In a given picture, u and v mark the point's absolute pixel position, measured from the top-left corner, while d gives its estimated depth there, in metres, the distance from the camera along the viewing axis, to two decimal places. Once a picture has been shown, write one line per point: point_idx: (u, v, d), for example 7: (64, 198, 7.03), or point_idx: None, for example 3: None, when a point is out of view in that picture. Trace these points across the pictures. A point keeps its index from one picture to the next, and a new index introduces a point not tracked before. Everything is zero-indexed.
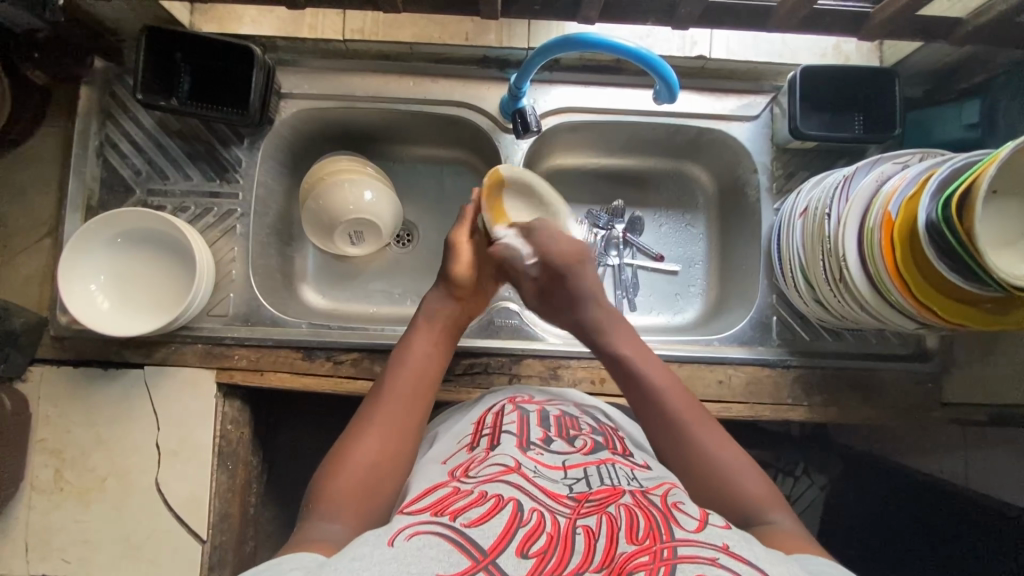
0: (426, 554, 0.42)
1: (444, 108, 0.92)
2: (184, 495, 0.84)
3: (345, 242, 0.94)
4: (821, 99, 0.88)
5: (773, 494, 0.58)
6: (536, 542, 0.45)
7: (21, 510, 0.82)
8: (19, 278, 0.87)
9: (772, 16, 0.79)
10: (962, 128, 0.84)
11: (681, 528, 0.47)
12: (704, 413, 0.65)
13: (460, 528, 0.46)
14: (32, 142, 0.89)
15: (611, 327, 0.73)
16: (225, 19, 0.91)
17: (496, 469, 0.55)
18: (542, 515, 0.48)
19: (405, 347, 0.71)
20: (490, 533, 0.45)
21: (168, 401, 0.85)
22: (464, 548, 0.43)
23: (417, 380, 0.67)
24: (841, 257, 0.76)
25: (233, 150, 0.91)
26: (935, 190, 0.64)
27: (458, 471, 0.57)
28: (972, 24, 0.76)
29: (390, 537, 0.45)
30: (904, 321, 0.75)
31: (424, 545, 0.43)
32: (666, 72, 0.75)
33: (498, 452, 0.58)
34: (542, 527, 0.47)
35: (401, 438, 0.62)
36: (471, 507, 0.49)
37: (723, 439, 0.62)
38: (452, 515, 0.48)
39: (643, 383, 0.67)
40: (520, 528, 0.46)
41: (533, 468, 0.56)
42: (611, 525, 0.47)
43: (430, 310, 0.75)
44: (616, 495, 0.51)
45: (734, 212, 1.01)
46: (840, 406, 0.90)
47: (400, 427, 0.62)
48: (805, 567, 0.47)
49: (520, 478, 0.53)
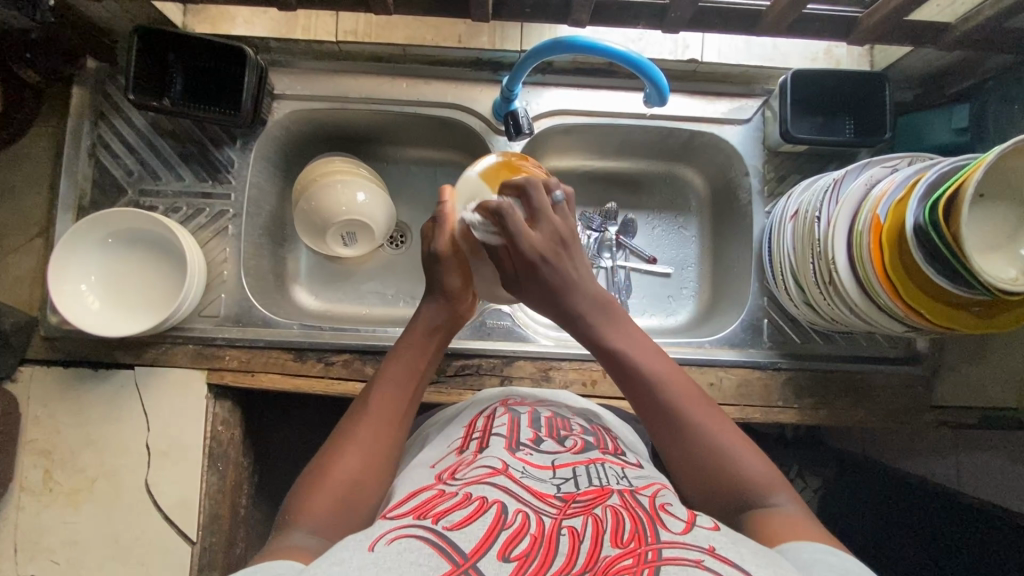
0: (406, 558, 0.42)
1: (437, 110, 0.92)
2: (173, 496, 0.83)
3: (336, 236, 0.92)
4: (810, 103, 0.89)
5: (775, 476, 0.57)
6: (519, 544, 0.45)
7: (10, 511, 0.82)
8: (9, 277, 0.87)
9: (762, 21, 0.79)
10: (952, 131, 0.84)
11: (668, 530, 0.47)
12: (704, 401, 0.63)
13: (443, 532, 0.46)
14: (24, 140, 0.89)
15: (604, 315, 0.69)
16: (218, 21, 0.90)
17: (482, 470, 0.55)
18: (526, 517, 0.48)
19: (391, 361, 0.68)
20: (472, 537, 0.45)
21: (158, 402, 0.85)
22: (445, 552, 0.43)
23: (405, 395, 0.65)
24: (831, 261, 0.76)
25: (225, 151, 0.91)
26: (922, 194, 0.65)
27: (445, 474, 0.57)
28: (959, 29, 0.75)
29: (371, 541, 0.44)
30: (891, 324, 0.76)
31: (405, 549, 0.43)
32: (656, 75, 0.75)
33: (486, 454, 0.59)
34: (526, 528, 0.47)
35: (382, 454, 0.60)
36: (454, 510, 0.49)
37: (726, 427, 0.61)
38: (435, 518, 0.48)
39: (637, 378, 0.64)
40: (504, 530, 0.46)
41: (520, 468, 0.56)
42: (596, 526, 0.47)
43: (426, 323, 0.71)
44: (603, 496, 0.52)
45: (726, 214, 1.01)
46: (831, 408, 0.90)
47: (382, 440, 0.61)
48: (792, 561, 0.47)
49: (507, 479, 0.53)
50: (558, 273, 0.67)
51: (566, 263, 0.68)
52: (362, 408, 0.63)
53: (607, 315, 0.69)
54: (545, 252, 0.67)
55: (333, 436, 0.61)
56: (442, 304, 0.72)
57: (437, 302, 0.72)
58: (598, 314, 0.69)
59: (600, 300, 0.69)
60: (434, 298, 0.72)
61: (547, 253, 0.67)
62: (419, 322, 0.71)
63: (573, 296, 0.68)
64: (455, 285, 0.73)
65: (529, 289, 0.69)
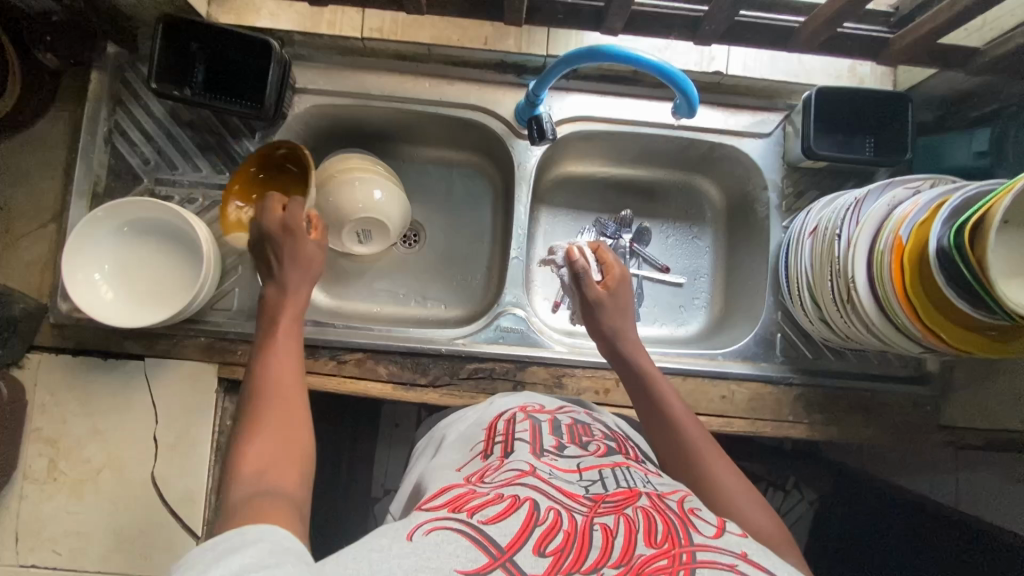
0: (444, 549, 0.42)
1: (459, 112, 0.92)
2: (180, 490, 0.83)
3: (229, 206, 0.86)
4: (835, 120, 0.88)
5: (780, 531, 0.58)
6: (553, 540, 0.45)
7: (12, 500, 0.81)
8: (20, 262, 0.86)
9: (794, 38, 0.80)
10: (972, 155, 0.84)
11: (700, 533, 0.47)
12: (715, 444, 0.65)
13: (478, 525, 0.45)
14: (41, 125, 0.88)
15: (636, 347, 0.75)
16: (243, 11, 0.88)
17: (512, 472, 0.55)
18: (559, 514, 0.48)
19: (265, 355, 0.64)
20: (508, 531, 0.45)
21: (169, 394, 0.84)
22: (482, 545, 0.43)
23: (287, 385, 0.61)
24: (850, 279, 0.77)
25: (244, 144, 0.90)
26: (946, 218, 0.66)
27: (473, 477, 0.57)
28: (990, 54, 0.77)
29: (408, 532, 0.44)
30: (910, 345, 0.76)
31: (442, 541, 0.43)
32: (688, 87, 0.75)
33: (512, 458, 0.58)
34: (559, 525, 0.46)
35: (287, 444, 0.55)
36: (488, 505, 0.48)
37: (733, 471, 0.62)
38: (470, 512, 0.47)
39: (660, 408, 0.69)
40: (538, 527, 0.46)
41: (547, 471, 0.55)
42: (628, 525, 0.47)
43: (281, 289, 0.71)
44: (632, 498, 0.51)
45: (741, 226, 1.02)
46: (840, 425, 0.91)
47: (283, 430, 0.56)
48: None
49: (537, 480, 0.53)
50: (621, 300, 0.78)
51: (624, 295, 0.78)
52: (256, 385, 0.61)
53: (641, 346, 0.76)
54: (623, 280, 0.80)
55: (241, 420, 0.58)
56: (298, 270, 0.72)
57: (294, 269, 0.72)
58: (635, 341, 0.75)
59: (638, 345, 0.75)
60: (290, 267, 0.72)
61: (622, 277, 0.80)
62: (289, 292, 0.71)
63: (629, 322, 0.77)
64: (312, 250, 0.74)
65: (601, 305, 0.76)
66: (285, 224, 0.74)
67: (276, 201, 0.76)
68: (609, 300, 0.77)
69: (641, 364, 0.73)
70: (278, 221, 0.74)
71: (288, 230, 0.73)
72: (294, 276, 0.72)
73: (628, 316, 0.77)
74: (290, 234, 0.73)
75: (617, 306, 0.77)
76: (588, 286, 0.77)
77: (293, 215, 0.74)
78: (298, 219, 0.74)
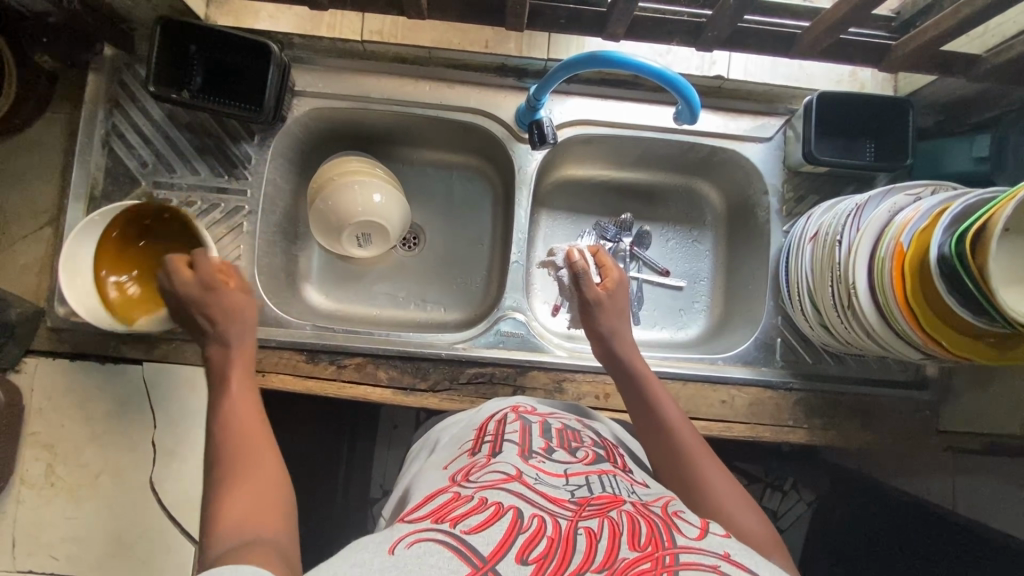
0: (426, 562, 0.42)
1: (460, 115, 0.92)
2: (177, 495, 0.82)
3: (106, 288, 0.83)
4: (834, 125, 0.89)
5: (771, 535, 0.57)
6: (536, 546, 0.44)
7: (9, 505, 0.80)
8: (16, 266, 0.85)
9: (797, 43, 0.80)
10: (972, 160, 0.84)
11: (683, 535, 0.47)
12: (706, 448, 0.65)
13: (461, 535, 0.45)
14: (37, 127, 0.87)
15: (629, 348, 0.75)
16: (242, 13, 0.87)
17: (497, 475, 0.54)
18: (542, 521, 0.47)
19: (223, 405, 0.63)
20: (491, 540, 0.45)
21: (167, 399, 0.84)
22: (465, 555, 0.43)
23: (253, 432, 0.61)
24: (851, 285, 0.77)
25: (242, 146, 0.89)
26: (946, 226, 0.65)
27: (459, 476, 0.57)
28: (990, 62, 0.77)
29: (391, 545, 0.44)
30: (908, 351, 0.76)
31: (425, 553, 0.43)
32: (689, 93, 0.75)
33: (499, 459, 0.58)
34: (542, 532, 0.46)
35: (266, 486, 0.55)
36: (471, 515, 0.48)
37: (724, 474, 0.62)
38: (452, 522, 0.47)
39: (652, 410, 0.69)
40: (521, 534, 0.45)
41: (533, 475, 0.55)
42: (612, 529, 0.47)
43: (222, 341, 0.69)
44: (616, 502, 0.51)
45: (742, 230, 1.01)
46: (840, 430, 0.91)
47: (259, 473, 0.56)
48: None
49: (521, 485, 0.53)
50: (617, 301, 0.78)
51: (620, 297, 0.79)
52: (219, 427, 0.61)
53: (635, 347, 0.76)
54: (619, 284, 0.80)
55: (217, 465, 0.58)
56: (233, 323, 0.70)
57: (231, 325, 0.70)
58: (629, 343, 0.75)
59: (632, 346, 0.75)
60: (226, 324, 0.70)
61: (618, 280, 0.80)
62: (233, 345, 0.69)
63: (626, 323, 0.77)
64: (234, 300, 0.71)
65: (599, 305, 0.76)
66: (200, 286, 0.71)
67: (180, 259, 0.72)
68: (605, 301, 0.77)
69: (634, 366, 0.73)
70: (188, 283, 0.71)
71: (205, 288, 0.71)
72: (234, 330, 0.70)
73: (624, 317, 0.78)
74: (208, 292, 0.71)
75: (614, 307, 0.77)
76: (586, 287, 0.76)
77: (205, 272, 0.72)
78: (212, 274, 0.72)
